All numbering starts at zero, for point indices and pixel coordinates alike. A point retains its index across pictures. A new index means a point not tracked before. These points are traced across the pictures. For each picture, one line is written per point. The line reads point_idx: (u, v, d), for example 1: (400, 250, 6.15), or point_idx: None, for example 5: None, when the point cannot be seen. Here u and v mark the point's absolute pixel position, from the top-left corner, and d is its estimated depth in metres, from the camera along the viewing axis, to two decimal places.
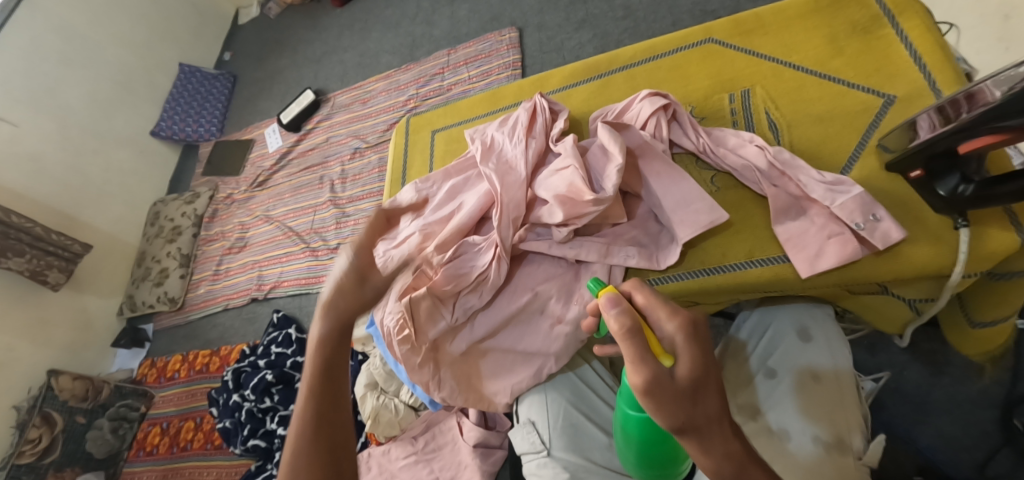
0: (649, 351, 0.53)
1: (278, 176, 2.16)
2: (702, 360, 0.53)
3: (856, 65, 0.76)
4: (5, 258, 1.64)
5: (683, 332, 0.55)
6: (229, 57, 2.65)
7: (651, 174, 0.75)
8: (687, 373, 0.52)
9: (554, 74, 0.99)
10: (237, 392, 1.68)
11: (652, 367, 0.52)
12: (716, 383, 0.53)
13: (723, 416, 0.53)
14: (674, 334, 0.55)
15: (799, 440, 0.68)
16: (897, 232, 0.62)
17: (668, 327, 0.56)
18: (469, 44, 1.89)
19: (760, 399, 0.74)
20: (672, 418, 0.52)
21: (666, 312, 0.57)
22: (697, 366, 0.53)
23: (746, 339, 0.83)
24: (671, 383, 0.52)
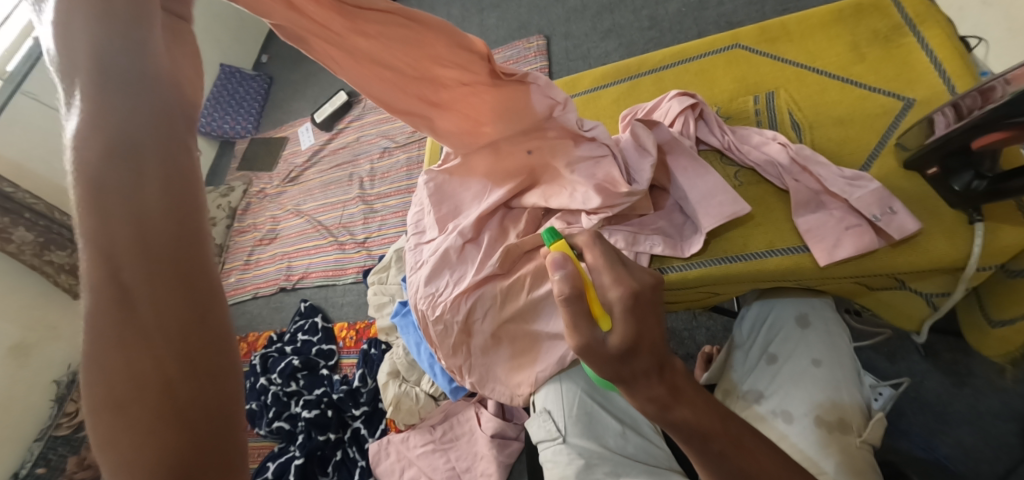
0: (585, 315, 0.56)
1: (309, 172, 2.25)
2: (636, 327, 0.54)
3: (878, 70, 0.80)
4: (46, 252, 1.72)
5: (622, 300, 0.56)
6: (266, 60, 2.77)
7: (678, 169, 0.80)
8: (619, 339, 0.53)
9: (586, 76, 1.05)
10: (265, 375, 1.74)
11: (587, 334, 0.55)
12: (651, 342, 0.54)
13: (651, 373, 0.54)
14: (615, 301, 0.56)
15: (801, 421, 0.74)
16: (912, 224, 0.66)
17: (611, 294, 0.57)
18: (498, 51, 1.96)
19: (764, 384, 0.80)
20: (603, 371, 0.55)
21: (610, 278, 0.58)
22: (630, 332, 0.54)
23: (749, 330, 0.88)
24: (601, 349, 0.54)
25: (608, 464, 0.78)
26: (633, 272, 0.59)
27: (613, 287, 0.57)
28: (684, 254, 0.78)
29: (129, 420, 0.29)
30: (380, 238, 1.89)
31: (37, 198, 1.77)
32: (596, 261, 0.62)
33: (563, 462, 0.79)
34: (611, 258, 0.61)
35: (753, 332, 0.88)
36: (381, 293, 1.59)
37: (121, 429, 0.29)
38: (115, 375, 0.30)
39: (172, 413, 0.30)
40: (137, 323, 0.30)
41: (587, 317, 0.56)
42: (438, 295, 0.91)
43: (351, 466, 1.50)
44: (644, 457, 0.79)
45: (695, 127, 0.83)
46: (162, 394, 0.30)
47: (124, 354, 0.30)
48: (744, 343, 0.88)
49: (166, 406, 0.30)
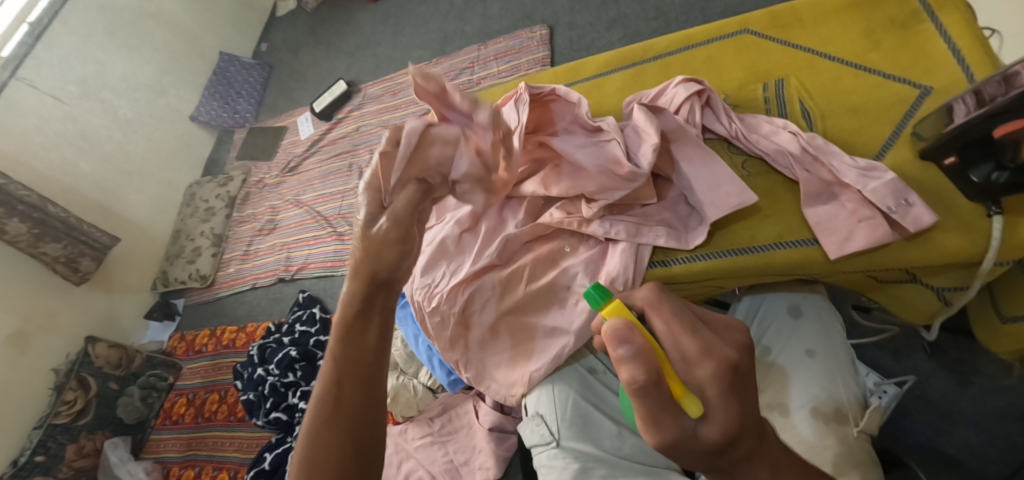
0: (669, 403, 0.49)
1: (308, 162, 2.22)
2: (738, 412, 0.49)
3: (893, 57, 0.77)
4: (41, 244, 1.71)
5: (717, 380, 0.50)
6: (265, 48, 2.72)
7: (683, 158, 0.77)
8: (714, 433, 0.48)
9: (588, 62, 1.02)
10: (263, 366, 1.73)
11: (674, 425, 0.49)
12: (751, 423, 0.50)
13: (752, 458, 0.50)
14: (708, 380, 0.50)
15: (798, 413, 0.71)
16: (929, 217, 0.63)
17: (699, 373, 0.51)
18: (500, 41, 1.92)
19: (758, 377, 0.77)
20: (697, 464, 0.51)
21: (696, 348, 0.52)
22: (729, 423, 0.48)
23: (741, 323, 0.86)
24: (693, 442, 0.49)
25: (605, 466, 0.76)
26: (718, 335, 0.54)
27: (701, 362, 0.52)
28: (688, 246, 0.76)
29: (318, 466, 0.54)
30: None
31: (29, 191, 1.74)
32: (670, 328, 0.56)
33: (559, 467, 0.78)
34: (690, 324, 0.55)
35: (746, 324, 0.86)
36: None
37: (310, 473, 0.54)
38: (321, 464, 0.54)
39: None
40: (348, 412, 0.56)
41: (670, 404, 0.49)
42: (435, 286, 0.89)
43: None
44: (642, 458, 0.77)
45: (702, 114, 0.80)
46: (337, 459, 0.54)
47: (338, 430, 0.55)
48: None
49: None
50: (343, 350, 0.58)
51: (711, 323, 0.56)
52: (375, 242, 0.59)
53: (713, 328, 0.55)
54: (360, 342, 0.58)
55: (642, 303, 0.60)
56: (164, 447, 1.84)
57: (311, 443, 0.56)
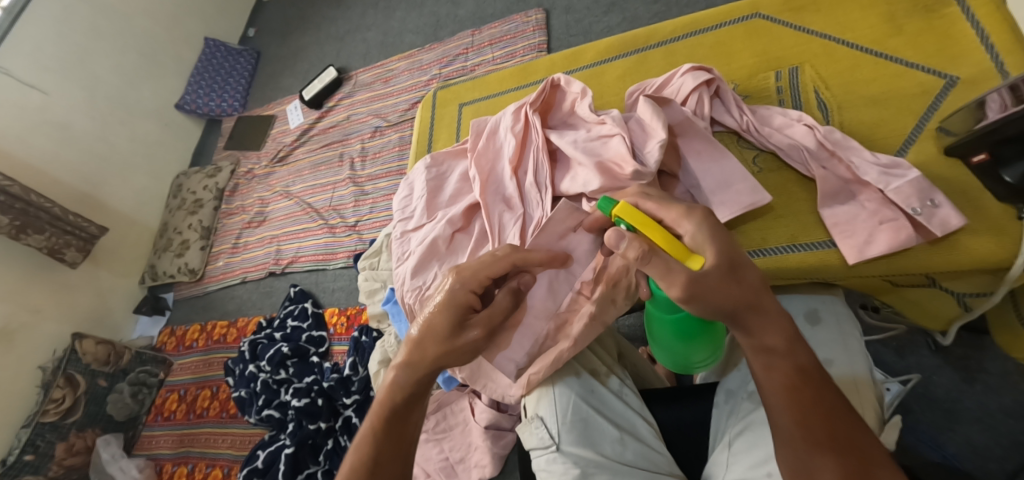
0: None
1: (298, 152, 2.16)
2: (726, 247, 0.54)
3: (917, 44, 0.72)
4: (23, 236, 1.65)
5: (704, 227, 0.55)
6: (253, 33, 2.63)
7: (690, 153, 0.71)
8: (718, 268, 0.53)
9: (589, 48, 0.95)
10: (254, 362, 1.69)
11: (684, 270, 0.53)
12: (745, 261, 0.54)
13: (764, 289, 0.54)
14: (694, 232, 0.55)
15: None
16: (957, 219, 0.59)
17: (687, 229, 0.56)
18: (495, 25, 1.85)
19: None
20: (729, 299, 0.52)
21: (678, 210, 0.57)
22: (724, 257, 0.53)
23: None
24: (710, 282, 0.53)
25: (605, 472, 0.72)
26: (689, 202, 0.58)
27: (685, 221, 0.56)
28: None
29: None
30: (371, 222, 1.81)
31: (11, 180, 1.66)
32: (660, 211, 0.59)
33: (558, 472, 0.73)
34: (665, 198, 0.59)
35: None
36: (373, 279, 1.51)
37: None
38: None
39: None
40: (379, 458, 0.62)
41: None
42: (426, 288, 0.83)
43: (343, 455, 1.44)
44: (644, 465, 0.72)
45: (710, 105, 0.75)
46: None
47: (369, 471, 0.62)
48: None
49: None
50: (386, 431, 0.63)
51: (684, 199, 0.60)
52: (459, 348, 0.64)
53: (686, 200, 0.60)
54: (404, 426, 0.64)
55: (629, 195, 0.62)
56: (156, 444, 1.80)
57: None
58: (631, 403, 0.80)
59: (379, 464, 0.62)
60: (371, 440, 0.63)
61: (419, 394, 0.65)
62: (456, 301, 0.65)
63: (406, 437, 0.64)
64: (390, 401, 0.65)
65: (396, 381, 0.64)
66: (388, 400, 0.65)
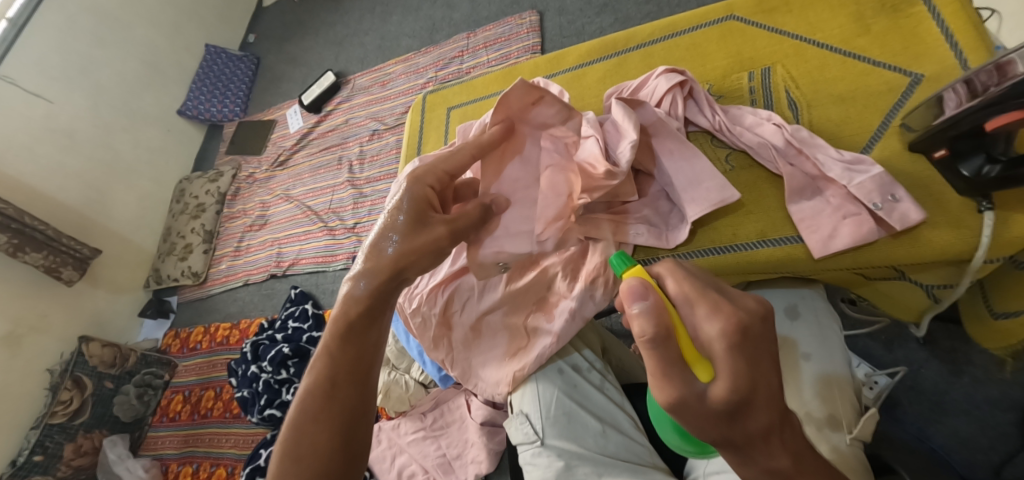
0: (680, 361, 0.46)
1: (298, 156, 2.20)
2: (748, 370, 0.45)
3: (883, 43, 0.74)
4: (21, 254, 1.68)
5: (725, 339, 0.46)
6: (253, 39, 2.68)
7: (664, 152, 0.74)
8: (722, 393, 0.44)
9: (571, 51, 0.98)
10: (256, 363, 1.73)
11: (681, 384, 0.46)
12: (764, 391, 0.45)
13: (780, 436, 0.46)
14: (715, 339, 0.46)
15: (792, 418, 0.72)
16: (916, 213, 0.61)
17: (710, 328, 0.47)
18: (489, 28, 1.88)
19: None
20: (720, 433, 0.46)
21: (705, 309, 0.48)
22: (737, 381, 0.44)
23: None
24: (702, 404, 0.45)
25: (589, 464, 0.74)
26: (732, 298, 0.49)
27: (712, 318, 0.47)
28: (670, 244, 0.74)
29: (304, 411, 0.57)
30: (369, 224, 1.84)
31: (6, 204, 1.68)
32: (680, 295, 0.50)
33: (543, 465, 0.76)
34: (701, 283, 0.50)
35: None
36: None
37: (302, 417, 0.57)
38: (307, 448, 0.55)
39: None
40: (337, 373, 0.58)
41: (681, 361, 0.46)
42: (414, 286, 0.88)
43: None
44: (627, 456, 0.74)
45: (683, 106, 0.77)
46: (315, 415, 0.56)
47: (325, 387, 0.57)
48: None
49: (323, 439, 0.55)
50: (341, 347, 0.59)
51: (728, 291, 0.50)
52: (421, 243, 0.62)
53: (730, 295, 0.49)
54: (363, 343, 0.60)
55: (657, 270, 0.54)
56: (162, 444, 1.84)
57: (296, 435, 0.56)
58: (612, 396, 0.83)
59: (336, 384, 0.58)
60: (330, 355, 0.59)
61: (382, 304, 0.62)
62: (416, 196, 0.65)
63: (366, 353, 0.59)
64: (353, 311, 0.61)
65: (355, 290, 0.61)
66: (344, 314, 0.61)
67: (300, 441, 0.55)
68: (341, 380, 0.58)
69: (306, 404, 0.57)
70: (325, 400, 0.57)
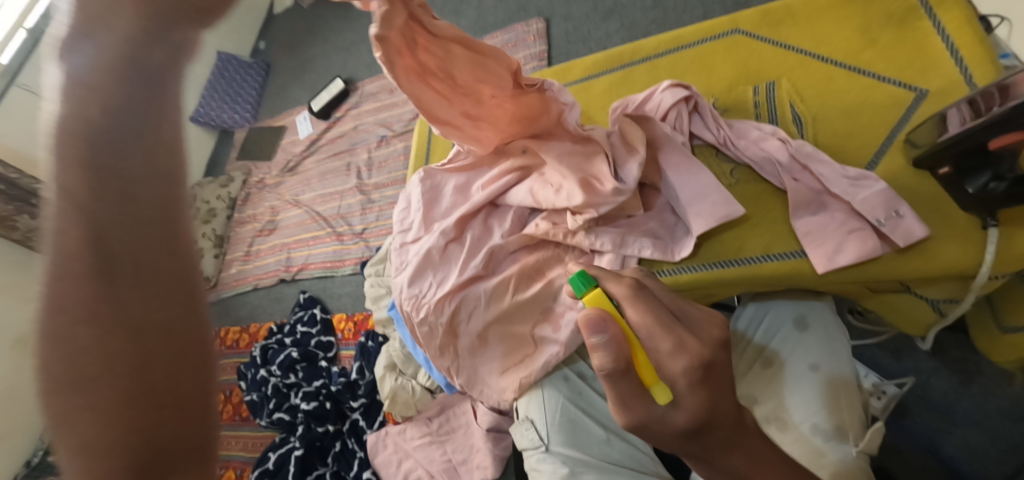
0: None
1: (307, 162, 2.22)
2: None
3: (888, 58, 0.74)
4: None
5: (689, 374, 0.50)
6: (263, 47, 2.71)
7: (669, 166, 0.75)
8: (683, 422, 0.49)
9: (577, 63, 0.99)
10: (265, 367, 1.75)
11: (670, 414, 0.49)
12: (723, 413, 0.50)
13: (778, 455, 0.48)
14: (679, 373, 0.50)
15: (797, 428, 0.72)
16: (920, 230, 0.61)
17: (672, 362, 0.51)
18: (496, 35, 1.89)
19: (759, 389, 0.79)
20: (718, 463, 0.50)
21: (670, 344, 0.51)
22: (698, 413, 0.49)
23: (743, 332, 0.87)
24: (662, 426, 0.50)
25: (593, 471, 0.76)
26: (693, 332, 0.53)
27: (676, 356, 0.51)
28: (675, 258, 0.74)
29: (74, 327, 0.34)
30: (377, 229, 1.86)
31: None
32: (640, 322, 0.53)
33: (548, 471, 0.79)
34: (660, 315, 0.53)
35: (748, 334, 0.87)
36: (378, 286, 1.56)
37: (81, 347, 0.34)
38: (97, 375, 0.34)
39: (146, 405, 0.35)
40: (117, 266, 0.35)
41: None
42: (422, 296, 0.87)
43: (350, 457, 1.50)
44: (631, 464, 0.76)
45: (689, 120, 0.78)
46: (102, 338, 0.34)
47: (97, 287, 0.34)
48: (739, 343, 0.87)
49: (118, 357, 0.34)
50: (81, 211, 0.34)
51: (687, 318, 0.56)
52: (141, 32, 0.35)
53: (690, 325, 0.55)
54: (132, 197, 0.35)
55: (614, 293, 0.57)
56: None
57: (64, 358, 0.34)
58: None
59: (106, 262, 0.34)
60: (69, 228, 0.34)
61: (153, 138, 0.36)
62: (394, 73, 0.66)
63: (134, 209, 0.35)
64: (81, 148, 0.34)
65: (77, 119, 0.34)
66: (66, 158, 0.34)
67: (79, 370, 0.34)
68: (117, 265, 0.35)
69: (71, 312, 0.34)
70: (96, 304, 0.34)
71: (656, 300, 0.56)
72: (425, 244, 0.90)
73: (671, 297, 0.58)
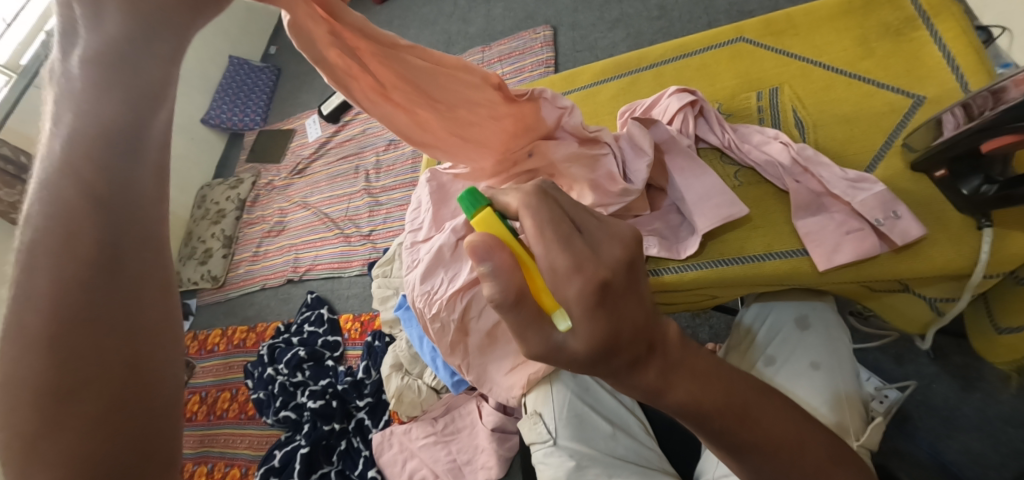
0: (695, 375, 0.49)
1: (316, 164, 2.26)
2: None
3: (887, 66, 0.77)
4: None
5: (584, 300, 0.43)
6: (274, 51, 2.76)
7: (675, 169, 0.78)
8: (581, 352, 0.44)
9: (585, 70, 1.02)
10: (272, 366, 1.76)
11: None
12: (632, 328, 0.44)
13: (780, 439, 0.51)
14: (573, 298, 0.44)
15: None
16: (916, 229, 0.64)
17: (567, 286, 0.44)
18: (504, 42, 1.93)
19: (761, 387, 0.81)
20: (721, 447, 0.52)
21: (566, 264, 0.44)
22: (598, 337, 0.43)
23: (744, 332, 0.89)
24: (562, 355, 0.46)
25: (599, 465, 0.77)
26: (599, 249, 0.46)
27: (570, 278, 0.44)
28: (681, 256, 0.76)
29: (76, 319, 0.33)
30: (384, 231, 1.89)
31: None
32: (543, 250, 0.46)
33: (555, 464, 0.79)
34: (556, 233, 0.46)
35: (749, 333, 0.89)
36: (385, 286, 1.58)
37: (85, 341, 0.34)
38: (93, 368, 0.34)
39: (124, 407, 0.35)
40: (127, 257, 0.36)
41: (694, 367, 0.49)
42: (434, 292, 0.90)
43: (355, 456, 1.51)
44: (635, 459, 0.77)
45: (694, 124, 0.81)
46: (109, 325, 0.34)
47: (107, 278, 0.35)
48: (741, 344, 0.89)
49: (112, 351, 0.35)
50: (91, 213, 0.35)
51: (589, 233, 0.47)
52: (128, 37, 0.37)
53: (593, 240, 0.46)
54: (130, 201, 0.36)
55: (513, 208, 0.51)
56: None
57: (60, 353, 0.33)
58: (623, 401, 0.87)
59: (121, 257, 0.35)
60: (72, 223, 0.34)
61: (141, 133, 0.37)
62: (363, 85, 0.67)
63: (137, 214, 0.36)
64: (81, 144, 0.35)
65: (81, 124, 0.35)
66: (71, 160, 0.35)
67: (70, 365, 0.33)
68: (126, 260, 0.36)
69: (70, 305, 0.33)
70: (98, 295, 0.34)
71: (560, 210, 0.49)
72: (435, 244, 0.92)
73: (579, 209, 0.49)
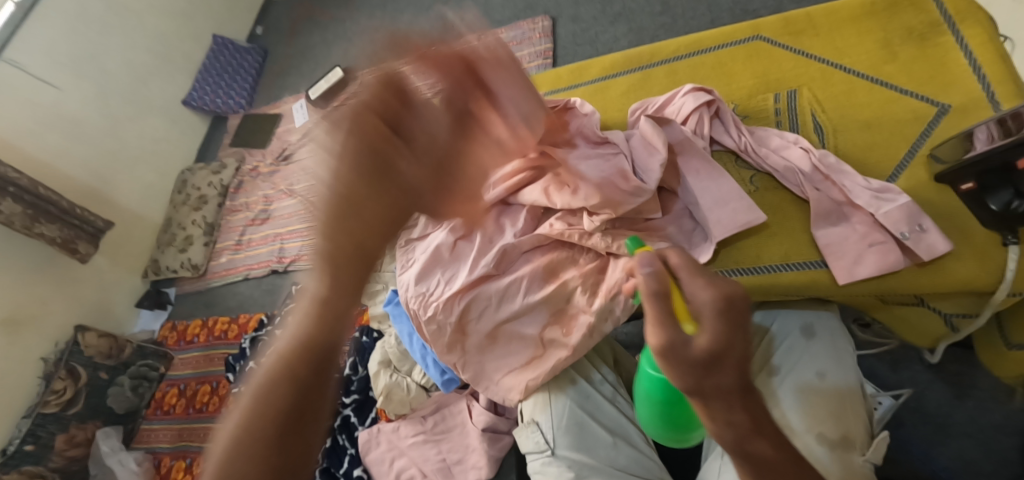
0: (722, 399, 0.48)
1: (303, 151, 2.18)
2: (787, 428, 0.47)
3: (910, 72, 0.74)
4: (37, 224, 1.65)
5: (716, 304, 0.47)
6: (261, 31, 2.63)
7: (689, 171, 0.74)
8: (706, 344, 0.45)
9: (594, 63, 0.98)
10: (255, 359, 1.70)
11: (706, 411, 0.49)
12: (740, 353, 0.46)
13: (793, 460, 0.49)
14: (706, 304, 0.48)
15: (804, 437, 0.71)
16: (943, 244, 0.62)
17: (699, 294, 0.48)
18: (502, 31, 1.87)
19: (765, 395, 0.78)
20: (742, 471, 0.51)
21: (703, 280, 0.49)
22: (718, 337, 0.46)
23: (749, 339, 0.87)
24: (685, 351, 0.46)
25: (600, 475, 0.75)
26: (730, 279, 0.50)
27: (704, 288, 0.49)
28: (693, 263, 0.73)
29: None
30: None
31: None
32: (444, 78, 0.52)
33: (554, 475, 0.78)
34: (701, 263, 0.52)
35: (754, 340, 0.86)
36: (375, 280, 1.53)
37: None
38: None
39: None
40: None
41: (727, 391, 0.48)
42: (431, 294, 0.86)
43: (341, 453, 1.47)
44: (637, 470, 0.75)
45: (710, 125, 0.78)
46: None
47: None
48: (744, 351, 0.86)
49: None
50: None
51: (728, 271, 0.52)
52: None
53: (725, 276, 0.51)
54: None
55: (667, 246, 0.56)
56: (157, 438, 1.81)
57: None
58: (624, 409, 0.84)
59: None
60: None
61: None
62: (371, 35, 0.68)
63: None
64: None
65: None
66: None
67: None
68: None
69: None
70: None
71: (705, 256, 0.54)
72: (435, 240, 0.88)
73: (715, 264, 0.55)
